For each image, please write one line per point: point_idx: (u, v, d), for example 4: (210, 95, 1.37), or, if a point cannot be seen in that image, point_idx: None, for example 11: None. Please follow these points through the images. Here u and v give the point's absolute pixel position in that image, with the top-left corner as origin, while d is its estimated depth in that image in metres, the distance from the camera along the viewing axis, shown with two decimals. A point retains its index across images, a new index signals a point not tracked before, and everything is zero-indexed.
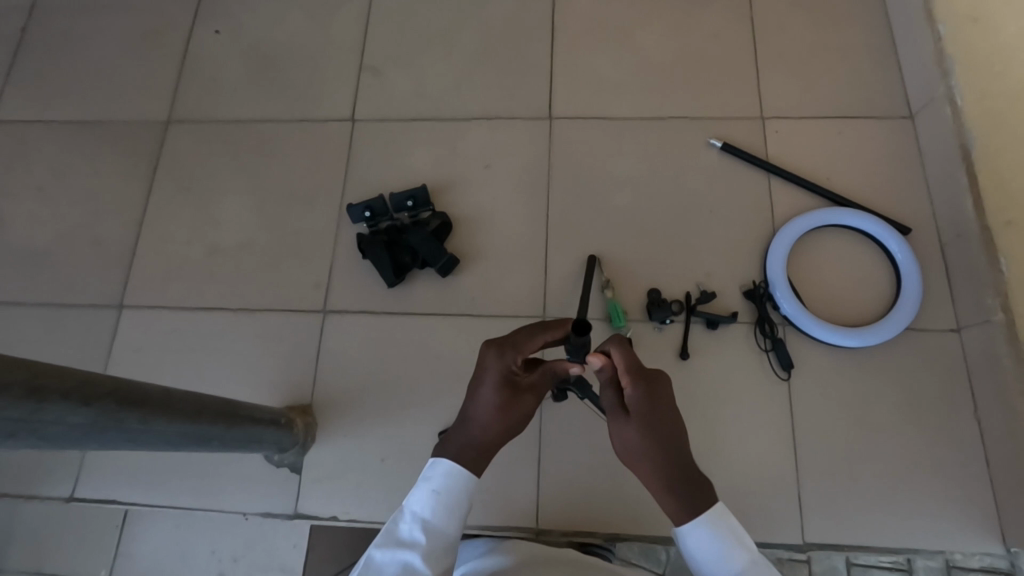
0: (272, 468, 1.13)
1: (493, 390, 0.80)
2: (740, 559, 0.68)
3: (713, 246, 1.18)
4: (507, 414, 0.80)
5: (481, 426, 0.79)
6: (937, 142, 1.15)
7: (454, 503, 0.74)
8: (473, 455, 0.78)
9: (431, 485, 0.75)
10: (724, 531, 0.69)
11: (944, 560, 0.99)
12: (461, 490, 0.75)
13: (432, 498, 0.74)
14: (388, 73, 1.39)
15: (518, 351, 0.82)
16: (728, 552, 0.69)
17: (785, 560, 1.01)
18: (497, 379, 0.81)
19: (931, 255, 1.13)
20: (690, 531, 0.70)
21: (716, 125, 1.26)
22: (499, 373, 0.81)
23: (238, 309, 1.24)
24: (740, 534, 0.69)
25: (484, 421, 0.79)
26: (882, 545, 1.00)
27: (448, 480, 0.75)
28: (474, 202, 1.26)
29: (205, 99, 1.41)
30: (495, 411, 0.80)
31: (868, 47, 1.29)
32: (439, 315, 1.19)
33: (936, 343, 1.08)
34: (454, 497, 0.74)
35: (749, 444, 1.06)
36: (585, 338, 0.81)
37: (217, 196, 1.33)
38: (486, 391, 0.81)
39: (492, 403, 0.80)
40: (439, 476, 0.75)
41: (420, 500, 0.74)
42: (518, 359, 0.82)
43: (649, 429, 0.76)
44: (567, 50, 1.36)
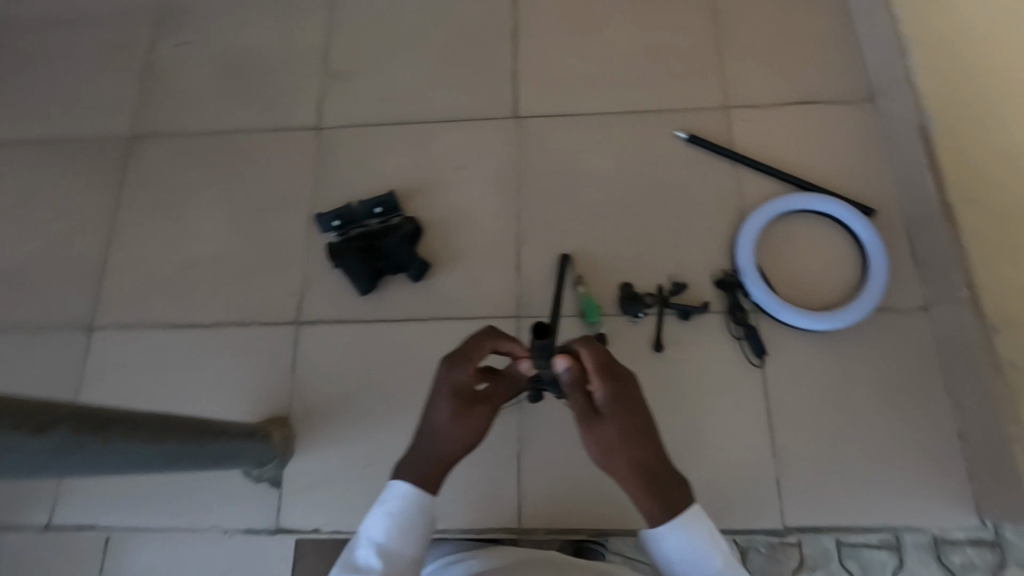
0: (252, 484, 1.12)
1: (446, 404, 0.82)
2: (719, 560, 0.72)
3: (684, 238, 1.18)
4: (463, 425, 0.82)
5: (438, 439, 0.82)
6: (899, 123, 1.16)
7: (409, 523, 0.76)
8: (432, 471, 0.80)
9: (385, 508, 0.76)
10: (706, 532, 0.73)
11: (929, 535, 1.00)
12: (414, 511, 0.76)
13: (387, 521, 0.75)
14: (351, 77, 1.36)
15: (468, 363, 0.83)
16: (711, 553, 0.72)
17: (776, 545, 1.02)
18: (449, 393, 0.82)
19: (897, 235, 1.14)
20: (669, 532, 0.73)
21: (683, 115, 1.26)
22: (450, 386, 0.83)
23: (210, 324, 1.21)
24: (717, 536, 0.73)
25: (440, 435, 0.82)
26: (867, 524, 1.01)
27: (402, 502, 0.76)
28: (444, 204, 1.25)
29: (167, 111, 1.38)
30: (451, 424, 0.82)
31: (830, 29, 1.29)
32: (413, 320, 1.18)
33: (905, 323, 1.09)
34: (409, 518, 0.76)
35: (727, 433, 1.07)
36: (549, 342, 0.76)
37: (182, 209, 1.30)
38: (440, 406, 0.83)
39: (447, 416, 0.82)
40: (393, 498, 0.77)
41: (375, 524, 0.75)
42: (468, 371, 0.83)
43: (623, 433, 0.79)
44: (531, 45, 1.34)
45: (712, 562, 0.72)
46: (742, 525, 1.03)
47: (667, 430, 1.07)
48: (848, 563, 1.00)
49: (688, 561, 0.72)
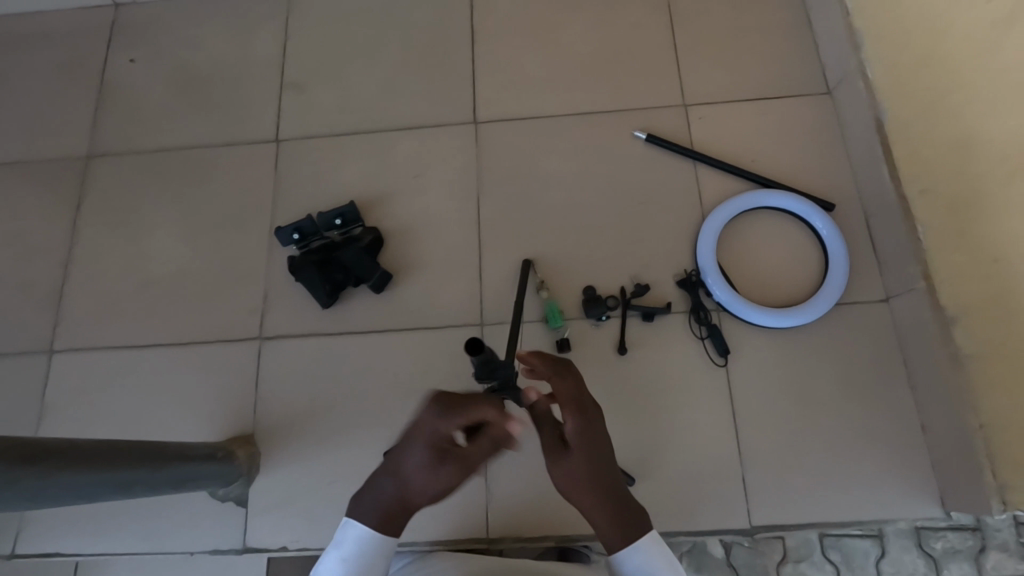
0: (218, 504, 1.11)
1: (421, 452, 0.78)
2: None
3: (645, 238, 1.18)
4: (434, 476, 0.79)
5: (405, 484, 0.80)
6: (855, 116, 1.16)
7: (362, 567, 0.78)
8: (391, 514, 0.80)
9: (340, 551, 0.79)
10: (661, 551, 0.77)
11: (911, 523, 1.00)
12: (369, 555, 0.79)
13: (340, 563, 0.78)
14: (309, 88, 1.35)
15: (455, 420, 0.75)
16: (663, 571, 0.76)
17: (761, 538, 1.02)
18: (426, 444, 0.77)
19: (857, 228, 1.14)
20: (627, 556, 0.77)
21: (641, 115, 1.25)
22: (428, 436, 0.77)
23: (173, 343, 1.20)
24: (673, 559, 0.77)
25: (407, 480, 0.80)
26: (845, 518, 1.01)
27: (357, 546, 0.79)
28: (405, 213, 1.24)
29: (124, 129, 1.36)
30: (421, 474, 0.79)
31: (786, 25, 1.29)
32: (376, 332, 1.17)
33: (867, 316, 1.09)
34: (364, 560, 0.78)
35: (693, 434, 1.06)
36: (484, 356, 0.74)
37: (142, 228, 1.28)
38: (415, 452, 0.78)
39: (419, 465, 0.78)
40: (349, 542, 0.79)
41: (330, 566, 0.78)
42: (450, 428, 0.76)
43: (590, 467, 0.79)
44: (489, 50, 1.33)
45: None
46: (709, 525, 1.02)
47: (632, 432, 1.07)
48: (831, 552, 1.01)
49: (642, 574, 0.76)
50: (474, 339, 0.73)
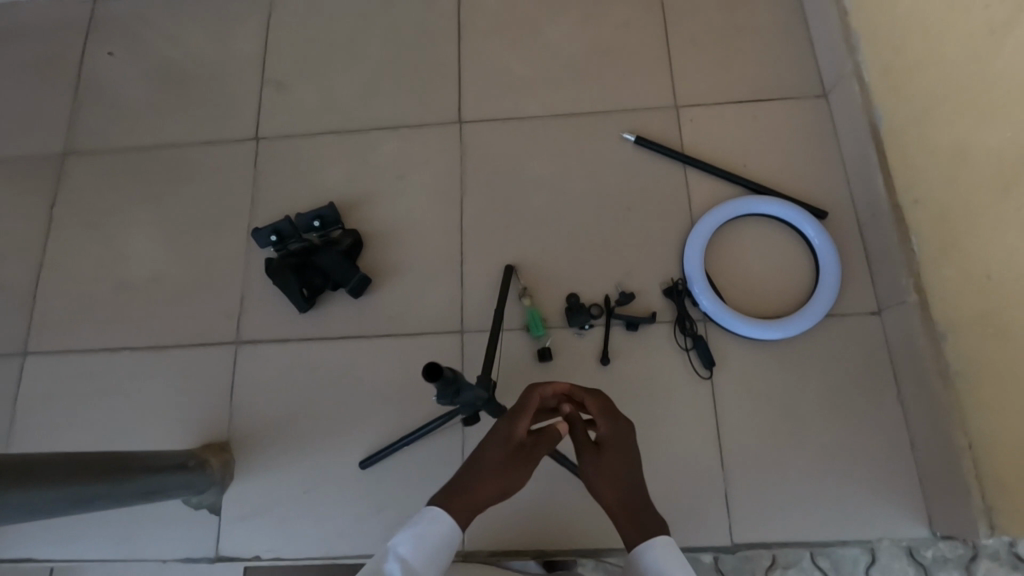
0: (192, 512, 1.09)
1: (498, 447, 0.75)
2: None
3: (632, 245, 1.14)
4: (509, 472, 0.74)
5: (478, 476, 0.73)
6: (850, 121, 1.12)
7: (437, 551, 0.67)
8: (460, 501, 0.71)
9: (415, 529, 0.68)
10: (671, 554, 0.67)
11: (903, 541, 0.97)
12: (445, 540, 0.68)
13: (416, 542, 0.66)
14: (290, 85, 1.32)
15: (528, 415, 0.77)
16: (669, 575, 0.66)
17: (750, 556, 0.98)
18: (503, 438, 0.76)
19: (849, 237, 1.10)
20: (646, 548, 0.68)
21: (630, 117, 1.22)
22: (506, 431, 0.76)
23: (148, 346, 1.18)
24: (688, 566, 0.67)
25: (479, 473, 0.74)
26: (832, 537, 0.98)
27: (435, 526, 0.68)
28: (386, 216, 1.21)
29: (103, 125, 1.33)
30: (495, 467, 0.74)
31: (781, 25, 1.25)
32: (354, 338, 1.15)
33: (857, 328, 1.06)
34: (439, 544, 0.67)
35: (676, 448, 1.04)
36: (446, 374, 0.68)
37: (119, 228, 1.26)
38: (489, 448, 0.76)
39: (493, 458, 0.75)
40: (427, 521, 0.68)
41: (404, 542, 0.66)
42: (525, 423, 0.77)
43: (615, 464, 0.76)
44: (475, 48, 1.29)
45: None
46: (691, 542, 1.00)
47: None
48: (821, 560, 0.97)
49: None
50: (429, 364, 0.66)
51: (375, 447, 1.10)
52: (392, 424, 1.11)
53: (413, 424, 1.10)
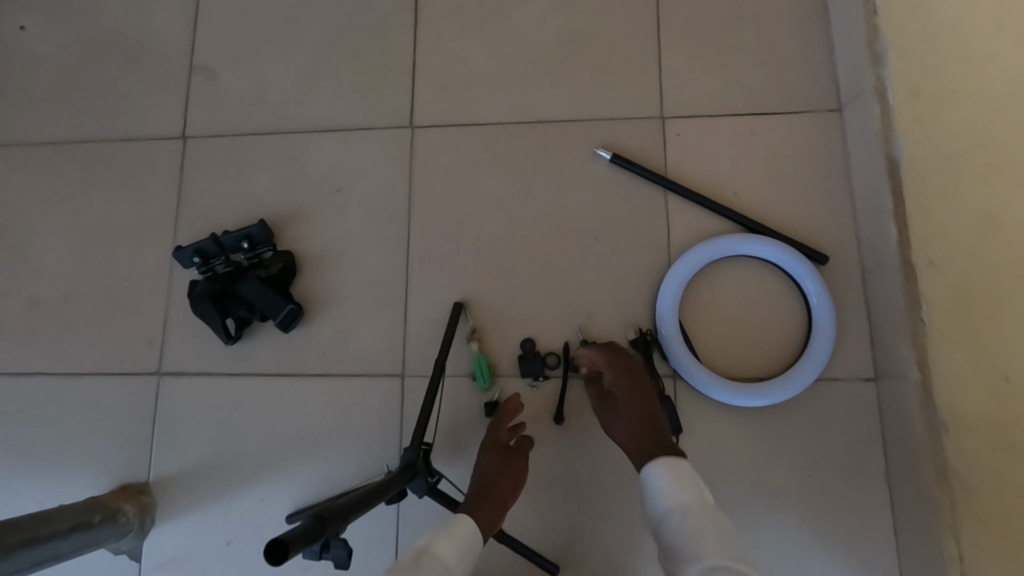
0: (111, 557, 1.01)
1: (488, 456, 0.88)
2: (676, 499, 0.70)
3: (599, 284, 1.00)
4: (507, 469, 0.86)
5: (486, 478, 0.84)
6: (864, 148, 0.94)
7: (462, 543, 0.71)
8: (480, 499, 0.81)
9: (442, 526, 0.73)
10: (672, 471, 0.72)
11: None
12: (467, 534, 0.73)
13: (441, 534, 0.71)
14: (220, 72, 1.14)
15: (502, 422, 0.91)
16: (670, 491, 0.71)
17: None
18: (490, 446, 0.89)
19: (849, 286, 0.95)
20: (649, 470, 0.74)
21: (607, 129, 1.04)
22: (491, 443, 0.89)
23: (64, 373, 1.07)
24: (692, 481, 0.71)
25: (485, 476, 0.85)
26: None
27: (457, 524, 0.74)
28: (324, 235, 1.06)
29: (14, 113, 1.17)
30: (495, 468, 0.86)
31: (796, 18, 1.04)
32: (285, 374, 1.03)
33: (848, 395, 0.93)
34: (461, 538, 0.72)
35: (631, 516, 0.94)
36: (305, 534, 0.50)
37: (32, 235, 1.12)
38: (482, 459, 0.88)
39: (489, 463, 0.86)
40: (451, 522, 0.74)
41: (429, 535, 0.71)
42: (500, 431, 0.90)
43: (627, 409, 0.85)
44: (433, 34, 1.10)
45: (666, 498, 0.70)
46: None
47: (562, 510, 0.95)
48: None
49: (651, 494, 0.72)
50: (278, 541, 0.47)
51: (303, 499, 0.99)
52: (320, 475, 1.00)
53: (346, 478, 0.99)
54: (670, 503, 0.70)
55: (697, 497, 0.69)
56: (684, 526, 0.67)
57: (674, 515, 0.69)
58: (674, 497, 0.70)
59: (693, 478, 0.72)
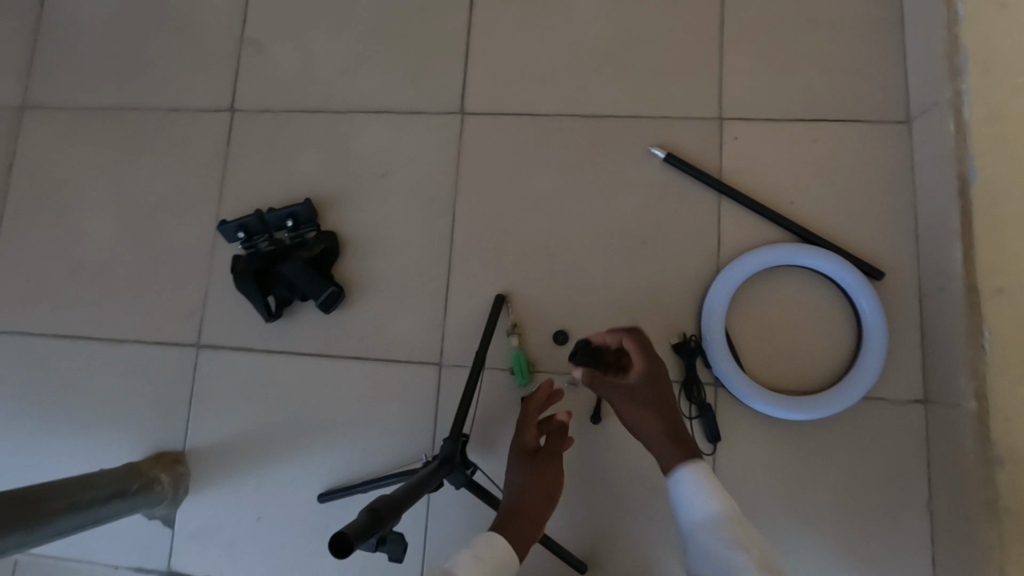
0: (144, 522, 1.03)
1: (517, 466, 0.85)
2: (711, 506, 0.69)
3: (644, 286, 0.98)
4: (538, 478, 0.83)
5: (520, 493, 0.81)
6: (933, 164, 0.91)
7: (492, 566, 0.68)
8: (515, 520, 0.77)
9: (472, 546, 0.70)
10: (706, 480, 0.72)
11: None
12: (499, 554, 0.69)
13: (472, 556, 0.68)
14: (272, 46, 1.13)
15: (528, 425, 0.88)
16: (703, 498, 0.70)
17: None
18: (517, 454, 0.86)
19: (903, 305, 0.93)
20: (680, 478, 0.73)
21: (663, 127, 1.01)
22: (518, 449, 0.86)
23: (105, 338, 1.08)
24: (726, 491, 0.71)
25: (517, 491, 0.81)
26: None
27: (488, 543, 0.70)
28: (368, 218, 1.05)
29: (65, 76, 1.17)
30: (525, 480, 0.82)
31: (869, 23, 1.00)
32: (322, 355, 1.03)
33: (894, 416, 0.91)
34: (492, 561, 0.68)
35: (663, 522, 0.93)
36: (359, 534, 0.50)
37: (79, 200, 1.13)
38: (512, 470, 0.85)
39: (520, 475, 0.83)
40: (482, 542, 0.70)
41: (458, 558, 0.67)
42: (528, 434, 0.87)
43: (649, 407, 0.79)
44: (490, 19, 1.08)
45: (699, 504, 0.70)
46: None
47: (593, 511, 0.95)
48: None
49: (682, 498, 0.72)
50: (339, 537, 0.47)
51: (335, 480, 1.00)
52: (352, 457, 1.00)
53: (379, 463, 1.00)
54: (703, 512, 0.69)
55: (730, 507, 0.69)
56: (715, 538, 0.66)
57: (706, 528, 0.68)
58: (710, 505, 0.69)
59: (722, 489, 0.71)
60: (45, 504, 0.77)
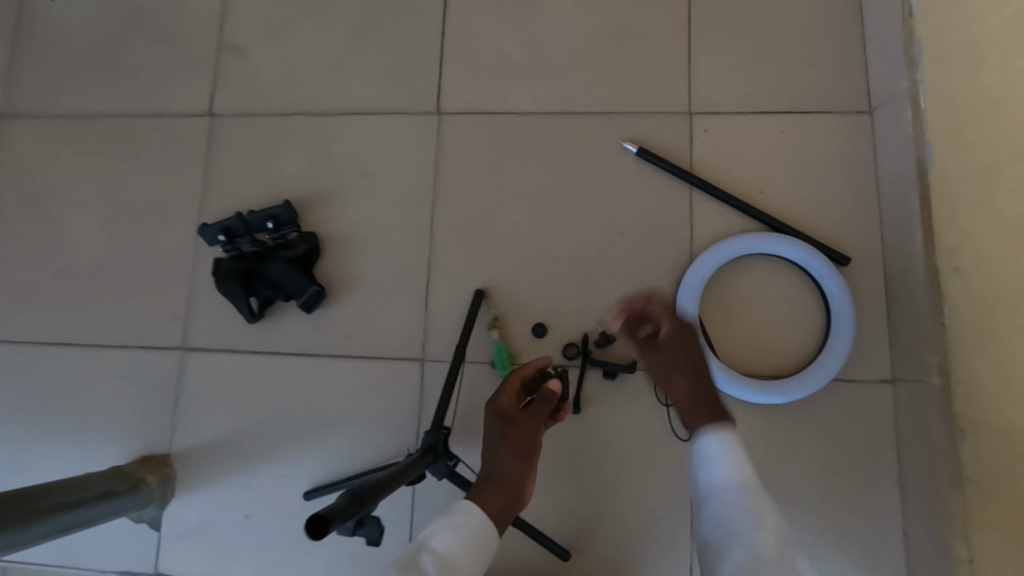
0: (131, 525, 1.03)
1: (492, 433, 0.80)
2: (733, 475, 0.71)
3: (621, 278, 1.00)
4: (513, 444, 0.78)
5: (494, 463, 0.77)
6: (895, 152, 0.94)
7: (472, 540, 0.67)
8: (488, 491, 0.73)
9: (450, 519, 0.68)
10: (731, 449, 0.73)
11: None
12: (478, 529, 0.68)
13: (452, 532, 0.67)
14: (251, 51, 1.14)
15: (505, 390, 0.83)
16: (725, 466, 0.72)
17: None
18: (493, 420, 0.81)
19: (870, 290, 0.96)
20: (708, 442, 0.75)
21: (636, 123, 1.04)
22: (494, 415, 0.81)
23: (90, 344, 1.09)
24: (748, 461, 0.73)
25: (491, 461, 0.77)
26: None
27: (466, 516, 0.69)
28: (349, 218, 1.07)
29: (47, 84, 1.18)
30: (500, 446, 0.78)
31: (832, 18, 1.03)
32: (307, 354, 1.05)
33: (864, 397, 0.94)
34: (472, 534, 0.67)
35: (644, 508, 0.95)
36: (335, 516, 0.51)
37: (62, 207, 1.13)
38: (488, 438, 0.80)
39: (495, 443, 0.79)
40: (460, 514, 0.69)
41: (439, 533, 0.66)
42: (505, 399, 0.82)
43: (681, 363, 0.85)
44: (465, 21, 1.10)
45: (722, 471, 0.72)
46: None
47: (576, 499, 0.96)
48: None
49: (705, 462, 0.73)
50: (316, 518, 0.49)
51: (321, 477, 1.01)
52: (338, 454, 1.02)
53: (364, 459, 1.01)
54: (725, 479, 0.71)
55: (751, 475, 0.71)
56: (734, 513, 0.68)
57: (728, 502, 0.69)
58: (733, 474, 0.71)
59: (750, 468, 0.72)
60: (36, 504, 0.78)
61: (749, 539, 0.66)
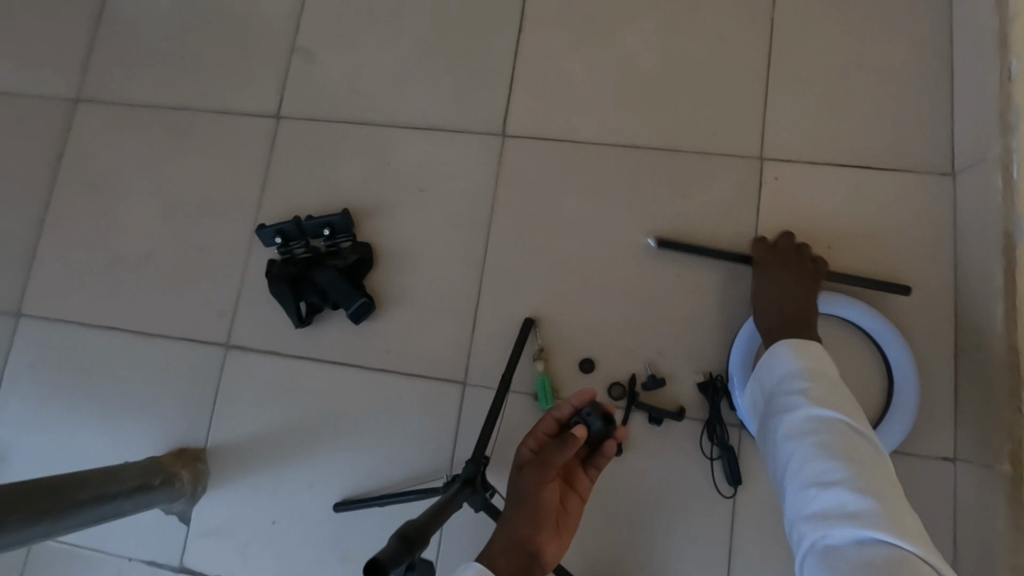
0: (160, 516, 1.04)
1: (518, 480, 0.80)
2: (795, 365, 0.74)
3: (674, 321, 0.98)
4: (533, 499, 0.75)
5: (511, 518, 0.74)
6: (979, 219, 0.89)
7: None
8: (503, 547, 0.71)
9: None
10: (797, 348, 0.76)
11: None
12: None
13: None
14: (321, 56, 1.15)
15: (533, 434, 0.84)
16: (792, 364, 0.74)
17: None
18: (519, 465, 0.82)
19: (937, 360, 0.92)
20: (777, 351, 0.77)
21: (704, 163, 1.01)
22: (521, 460, 0.83)
23: (137, 331, 1.10)
24: (819, 357, 0.74)
25: (508, 517, 0.75)
26: None
27: None
28: (404, 232, 1.06)
29: (121, 72, 1.20)
30: (519, 500, 0.76)
31: (919, 73, 1.00)
32: (348, 364, 1.04)
33: (922, 473, 0.89)
34: None
35: (678, 561, 0.92)
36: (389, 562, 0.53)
37: (123, 193, 1.15)
38: (514, 484, 0.80)
39: (517, 493, 0.77)
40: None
41: None
42: (530, 443, 0.83)
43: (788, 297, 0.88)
44: (536, 45, 1.09)
45: (787, 365, 0.74)
46: None
47: (607, 544, 0.94)
48: None
49: (772, 362, 0.77)
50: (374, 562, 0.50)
51: (351, 490, 1.01)
52: (370, 469, 1.01)
53: (396, 476, 1.00)
54: (788, 369, 0.74)
55: (815, 365, 0.73)
56: (801, 385, 0.72)
57: (793, 379, 0.73)
58: (794, 364, 0.74)
59: (826, 365, 0.74)
60: (74, 494, 0.79)
61: (820, 405, 0.68)
